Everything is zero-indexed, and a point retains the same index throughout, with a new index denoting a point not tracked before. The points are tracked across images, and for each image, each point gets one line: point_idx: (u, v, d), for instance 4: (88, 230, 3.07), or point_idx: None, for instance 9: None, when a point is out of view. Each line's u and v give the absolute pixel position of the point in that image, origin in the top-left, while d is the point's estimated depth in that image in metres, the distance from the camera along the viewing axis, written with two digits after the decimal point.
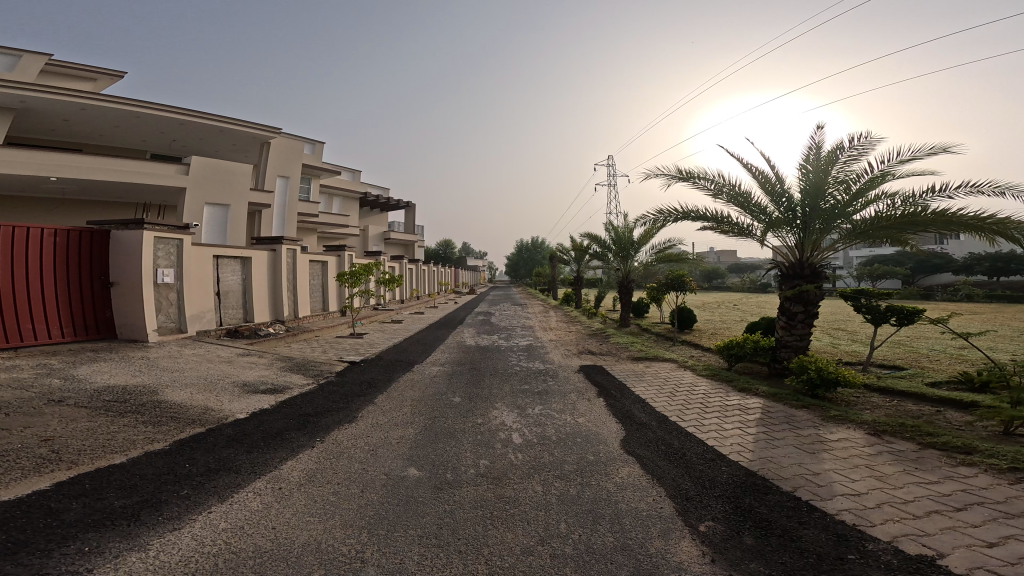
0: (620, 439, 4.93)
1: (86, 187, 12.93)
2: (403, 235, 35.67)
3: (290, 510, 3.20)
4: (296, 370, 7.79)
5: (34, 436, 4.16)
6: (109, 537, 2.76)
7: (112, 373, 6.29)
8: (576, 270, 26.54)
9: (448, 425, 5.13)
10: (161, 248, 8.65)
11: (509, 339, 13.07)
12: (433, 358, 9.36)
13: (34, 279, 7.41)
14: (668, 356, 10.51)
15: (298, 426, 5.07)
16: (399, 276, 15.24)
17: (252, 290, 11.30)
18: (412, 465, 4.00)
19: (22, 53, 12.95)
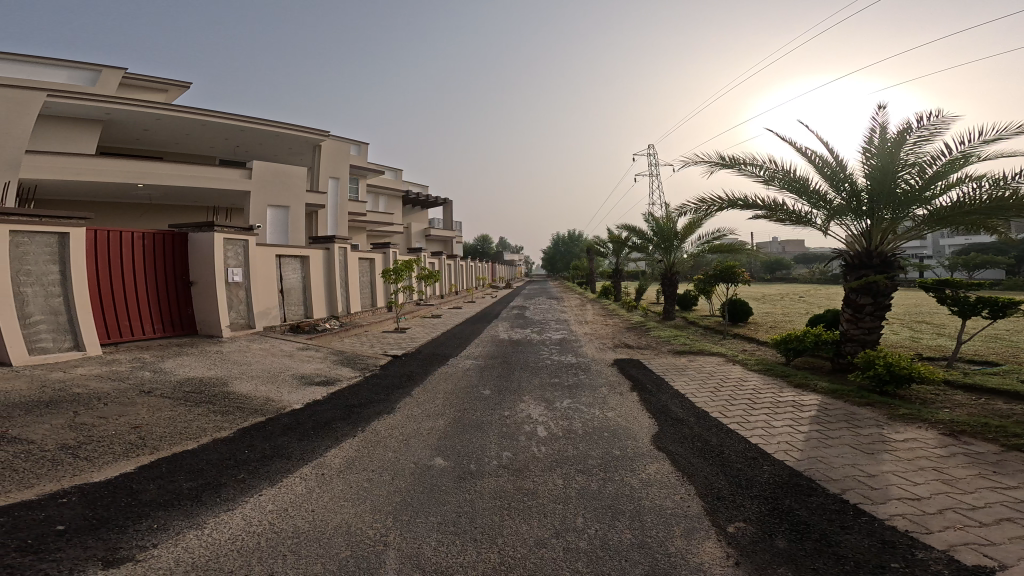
0: (651, 435, 4.76)
1: (166, 193, 14.21)
2: (442, 232, 36.51)
3: (328, 495, 3.36)
4: (345, 363, 8.19)
5: (125, 423, 4.64)
6: (175, 516, 3.02)
7: (188, 366, 6.87)
8: (615, 263, 25.88)
9: (476, 417, 5.18)
10: (230, 248, 9.35)
11: (544, 333, 13.00)
12: (468, 352, 9.51)
13: (129, 279, 8.25)
14: (715, 350, 10.02)
15: (343, 416, 5.32)
16: (437, 272, 15.47)
17: (310, 288, 11.93)
18: (439, 455, 4.07)
19: (102, 69, 14.33)
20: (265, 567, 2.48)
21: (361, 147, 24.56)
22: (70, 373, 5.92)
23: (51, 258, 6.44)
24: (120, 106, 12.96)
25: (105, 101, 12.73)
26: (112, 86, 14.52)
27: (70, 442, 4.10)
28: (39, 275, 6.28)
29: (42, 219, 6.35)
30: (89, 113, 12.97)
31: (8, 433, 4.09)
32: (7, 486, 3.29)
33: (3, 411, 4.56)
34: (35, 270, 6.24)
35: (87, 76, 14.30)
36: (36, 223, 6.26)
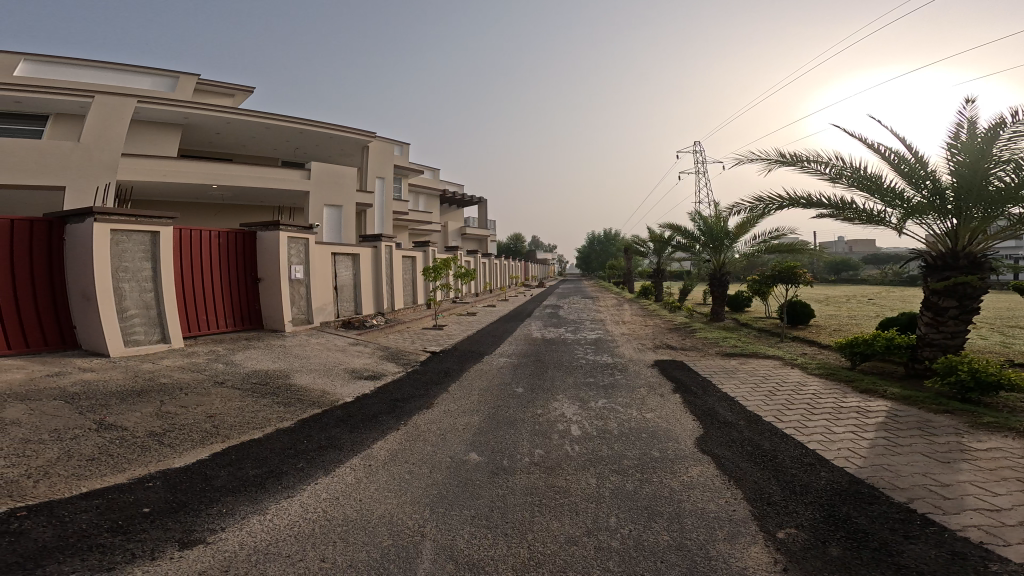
0: (695, 437, 4.58)
1: (236, 194, 15.26)
2: (477, 230, 37.07)
3: (375, 485, 3.49)
4: (389, 358, 8.46)
5: (202, 413, 5.01)
6: (242, 502, 3.24)
7: (254, 359, 7.29)
8: (656, 262, 25.11)
9: (509, 414, 5.20)
10: (293, 246, 9.91)
11: (580, 333, 12.84)
12: (502, 350, 9.55)
13: (207, 274, 8.78)
14: (770, 353, 9.46)
15: (388, 409, 5.48)
16: (473, 270, 15.51)
17: (360, 285, 12.40)
18: (473, 450, 4.11)
19: (178, 75, 15.50)
20: (317, 553, 2.60)
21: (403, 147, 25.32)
22: (158, 364, 6.37)
23: (145, 256, 6.94)
24: (196, 110, 14.07)
25: (184, 106, 13.88)
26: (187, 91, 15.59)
27: (156, 429, 4.46)
28: (134, 272, 6.75)
29: (135, 219, 6.80)
30: (171, 117, 14.18)
31: (105, 420, 4.47)
32: (105, 469, 3.63)
33: (101, 398, 4.97)
34: (132, 267, 6.74)
35: (168, 83, 15.59)
36: (132, 222, 6.76)
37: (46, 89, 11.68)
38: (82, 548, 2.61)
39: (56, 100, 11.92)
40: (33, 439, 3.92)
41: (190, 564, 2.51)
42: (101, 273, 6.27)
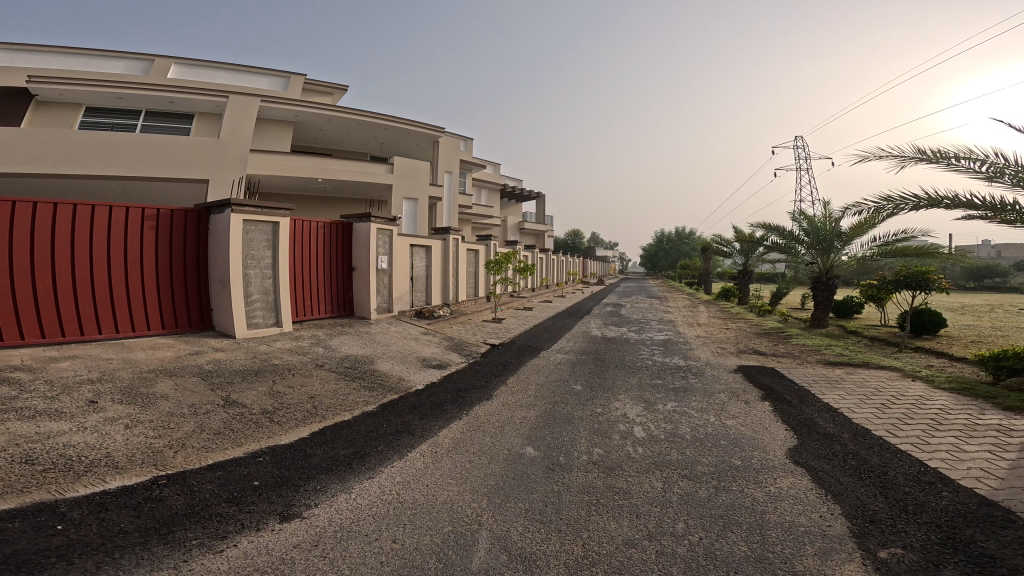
0: (786, 447, 4.10)
1: (338, 188, 15.73)
2: (535, 226, 37.18)
3: (440, 471, 3.57)
4: (454, 348, 8.59)
5: (305, 393, 5.44)
6: (333, 480, 3.48)
7: (347, 344, 7.54)
8: (742, 264, 22.82)
9: (566, 411, 5.05)
10: (381, 239, 9.81)
11: (644, 333, 12.21)
12: (559, 346, 9.40)
13: (314, 259, 8.85)
14: (885, 364, 8.23)
15: (452, 398, 5.55)
16: (532, 266, 15.41)
17: (431, 276, 12.18)
18: (530, 444, 4.02)
19: (289, 76, 16.52)
20: (390, 534, 2.71)
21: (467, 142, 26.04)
22: (272, 346, 6.86)
23: (268, 245, 7.41)
24: (305, 108, 14.85)
25: (296, 103, 14.68)
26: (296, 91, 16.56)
27: (268, 408, 4.94)
28: (258, 259, 7.24)
29: (260, 210, 7.25)
30: (284, 115, 15.08)
31: (231, 396, 5.03)
32: (227, 443, 4.11)
33: (228, 375, 5.56)
34: (257, 255, 7.24)
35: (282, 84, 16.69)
36: (257, 214, 7.21)
37: (196, 93, 13.30)
38: (203, 516, 2.93)
39: (199, 100, 13.46)
40: (176, 412, 4.51)
41: (289, 537, 2.73)
42: (235, 261, 6.85)
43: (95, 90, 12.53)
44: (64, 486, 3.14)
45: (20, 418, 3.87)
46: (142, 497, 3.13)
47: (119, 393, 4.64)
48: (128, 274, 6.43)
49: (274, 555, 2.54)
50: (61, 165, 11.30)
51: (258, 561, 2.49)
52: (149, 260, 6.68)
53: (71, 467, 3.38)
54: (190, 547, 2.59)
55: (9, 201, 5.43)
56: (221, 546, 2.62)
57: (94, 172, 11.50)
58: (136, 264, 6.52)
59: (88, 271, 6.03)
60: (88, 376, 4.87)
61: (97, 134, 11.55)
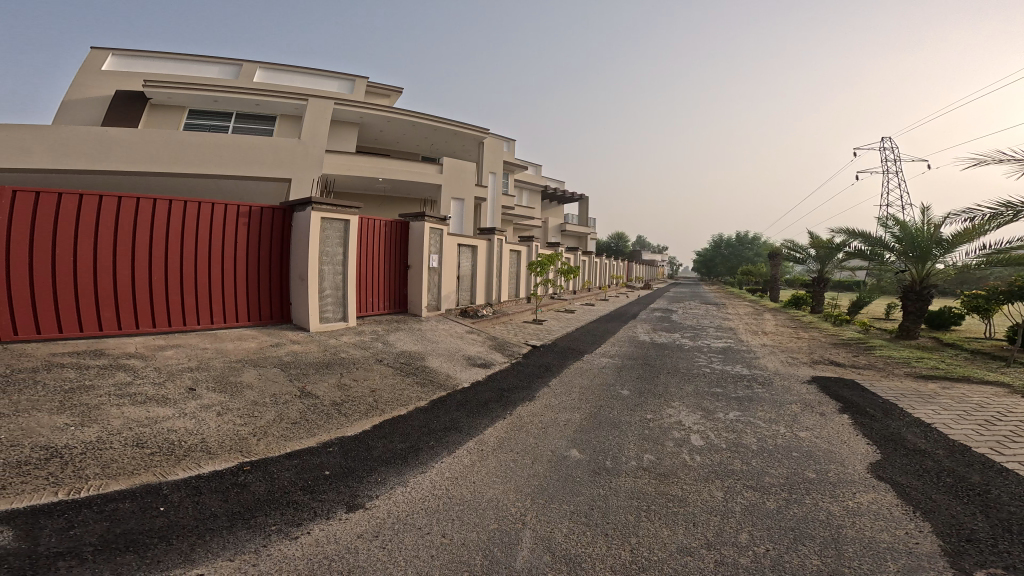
0: (868, 462, 3.66)
1: (394, 187, 15.98)
2: (577, 228, 36.74)
3: (485, 470, 3.54)
4: (497, 348, 8.58)
5: (367, 387, 5.63)
6: (390, 472, 3.57)
7: (402, 340, 7.67)
8: (817, 270, 20.81)
9: (613, 415, 4.84)
10: (433, 237, 9.82)
11: (699, 340, 11.54)
12: (605, 350, 9.11)
13: (377, 254, 8.89)
14: (991, 379, 7.16)
15: (496, 398, 5.53)
16: (576, 267, 15.07)
17: (477, 275, 12.04)
18: (574, 447, 3.88)
19: (356, 78, 16.49)
20: (440, 528, 2.72)
21: (511, 143, 26.16)
22: (340, 339, 7.05)
23: (341, 243, 7.53)
24: (369, 110, 15.14)
25: (360, 105, 14.98)
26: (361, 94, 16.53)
27: (337, 400, 5.17)
28: (332, 257, 7.38)
29: (336, 207, 7.35)
30: (348, 117, 15.47)
31: (306, 387, 5.34)
32: (301, 433, 4.36)
33: (304, 367, 5.88)
34: (331, 253, 7.37)
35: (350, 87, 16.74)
36: (334, 210, 7.32)
37: (279, 96, 13.82)
38: (280, 503, 3.12)
39: (279, 102, 13.97)
40: (259, 401, 4.87)
41: (352, 527, 2.82)
42: (313, 255, 7.00)
43: (197, 94, 13.44)
44: (167, 470, 3.48)
45: (133, 403, 4.34)
46: (230, 481, 3.39)
47: (212, 381, 5.09)
48: (224, 269, 6.83)
49: (337, 544, 2.64)
50: (168, 165, 11.81)
51: (328, 549, 2.60)
52: (241, 254, 7.04)
53: (173, 452, 3.75)
54: (269, 533, 2.76)
55: (133, 197, 5.93)
56: (297, 533, 2.77)
57: (197, 172, 11.97)
58: (231, 260, 6.92)
59: (191, 264, 6.45)
60: (187, 364, 5.34)
61: (204, 137, 12.03)
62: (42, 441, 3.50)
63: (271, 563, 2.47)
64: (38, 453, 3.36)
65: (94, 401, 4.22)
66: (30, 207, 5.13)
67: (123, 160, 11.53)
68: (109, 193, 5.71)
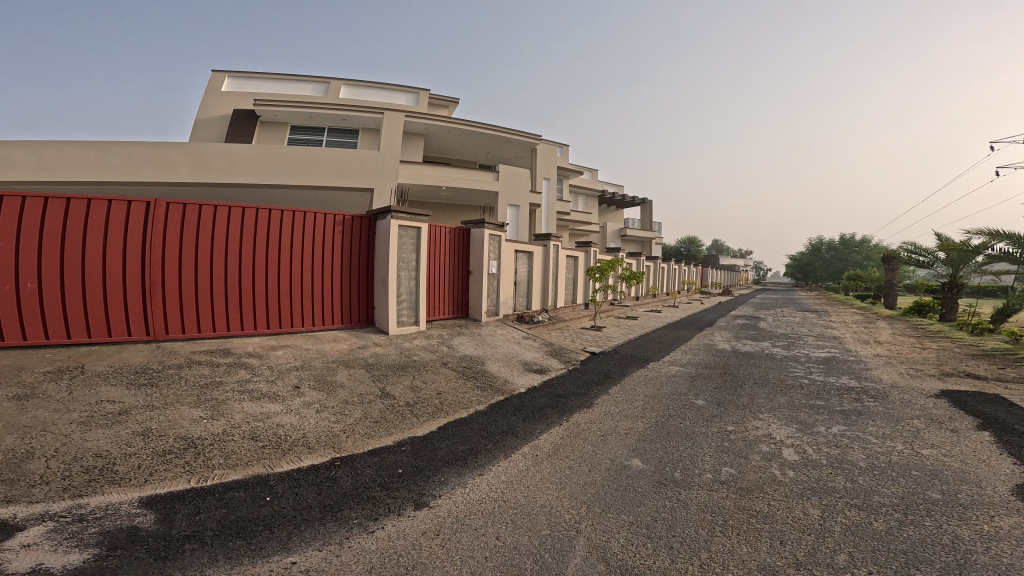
0: (1017, 484, 2.96)
1: (456, 195, 16.43)
2: (640, 232, 35.21)
3: (538, 475, 3.42)
4: (554, 354, 8.40)
5: (434, 389, 5.82)
6: (451, 473, 3.61)
7: (464, 344, 7.87)
8: (949, 274, 17.43)
9: (684, 425, 4.44)
10: (493, 243, 9.99)
11: (793, 349, 10.20)
12: (675, 358, 8.46)
13: (441, 258, 9.14)
14: None
15: (552, 403, 5.39)
16: (640, 274, 14.33)
17: (533, 282, 11.96)
18: (636, 456, 3.62)
19: (420, 91, 17.81)
20: (494, 531, 2.66)
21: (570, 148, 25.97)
22: (412, 343, 7.42)
23: (414, 249, 7.95)
24: (433, 120, 15.63)
25: (425, 116, 15.45)
26: (425, 105, 17.79)
27: (410, 400, 5.43)
28: (408, 264, 7.82)
29: (411, 216, 7.81)
30: (414, 127, 16.03)
31: (386, 388, 5.67)
32: (380, 432, 4.61)
33: (385, 368, 6.28)
34: (406, 260, 7.81)
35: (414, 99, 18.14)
36: (409, 219, 7.77)
37: (365, 111, 14.48)
38: (360, 499, 3.30)
39: (363, 116, 14.66)
40: (350, 400, 5.27)
41: (417, 524, 2.88)
42: (392, 262, 7.48)
43: (297, 111, 14.35)
44: (275, 463, 3.89)
45: (251, 399, 4.95)
46: (324, 475, 3.69)
47: (313, 380, 5.65)
48: (324, 275, 7.47)
49: (404, 540, 2.71)
50: (271, 178, 11.93)
51: (397, 544, 2.68)
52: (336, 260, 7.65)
53: (281, 446, 4.19)
54: (352, 526, 2.93)
55: (253, 208, 6.77)
56: (373, 528, 2.90)
57: (297, 184, 12.03)
58: (331, 266, 7.54)
59: (298, 270, 7.16)
60: (293, 363, 5.97)
61: (307, 149, 12.04)
62: (183, 433, 4.14)
63: (351, 555, 2.62)
64: (179, 443, 3.97)
65: (221, 396, 4.89)
66: (178, 219, 6.10)
67: (238, 173, 11.61)
68: (235, 205, 6.55)
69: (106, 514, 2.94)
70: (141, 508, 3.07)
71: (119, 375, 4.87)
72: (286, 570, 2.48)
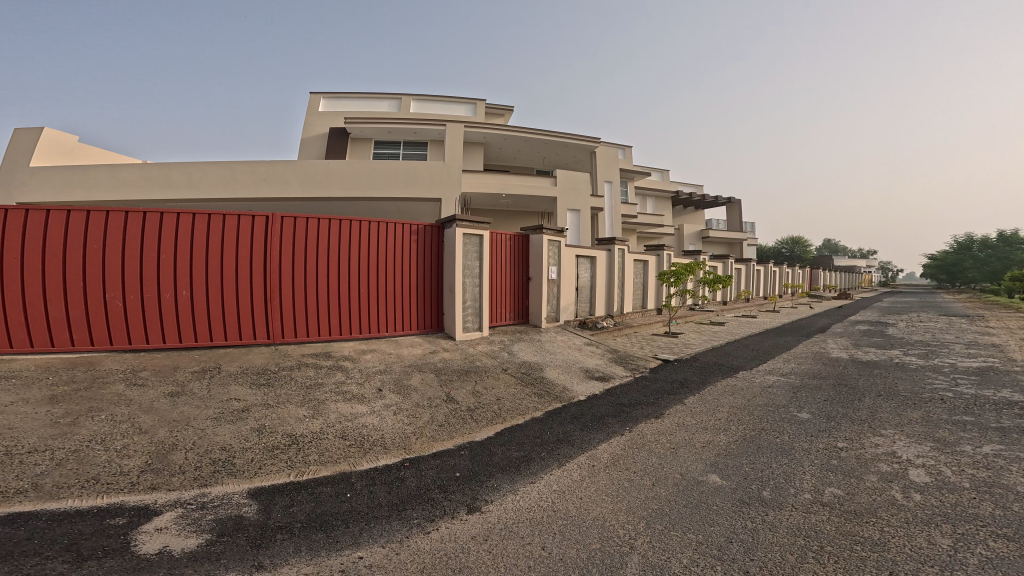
0: None
1: (514, 202, 16.49)
2: (727, 236, 32.00)
3: (593, 487, 3.13)
4: (620, 361, 7.87)
5: (493, 395, 5.77)
6: (504, 479, 3.48)
7: (524, 350, 7.75)
8: None
9: (779, 440, 3.78)
10: (552, 248, 9.79)
11: (929, 357, 8.34)
12: (768, 367, 7.39)
13: (500, 265, 9.17)
14: None
15: (615, 412, 5.00)
16: (725, 276, 12.99)
17: (597, 287, 11.40)
18: (714, 472, 3.14)
19: (477, 101, 18.58)
20: (540, 540, 2.47)
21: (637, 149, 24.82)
22: (474, 348, 7.52)
23: (476, 256, 8.13)
24: (491, 130, 15.97)
25: (483, 126, 15.81)
26: (482, 115, 18.60)
27: (471, 405, 5.44)
28: (470, 271, 8.02)
29: (474, 224, 8.02)
30: (472, 137, 16.50)
31: (450, 393, 5.75)
32: (446, 435, 4.67)
33: (450, 373, 6.41)
34: (469, 267, 8.01)
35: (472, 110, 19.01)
36: (472, 228, 7.99)
37: (433, 124, 15.41)
38: (421, 499, 3.31)
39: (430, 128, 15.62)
40: (420, 404, 5.44)
41: (466, 528, 2.80)
42: (457, 270, 7.73)
43: (376, 128, 15.74)
44: (356, 461, 4.12)
45: (344, 400, 5.38)
46: (393, 475, 3.81)
47: (392, 383, 5.95)
48: (409, 284, 7.96)
49: (455, 543, 2.64)
50: (364, 190, 13.04)
51: (448, 546, 2.62)
52: (419, 267, 8.08)
53: (363, 445, 4.43)
54: (412, 525, 2.95)
55: (347, 220, 7.34)
56: (428, 528, 2.88)
57: (386, 195, 13.07)
58: (414, 275, 8.02)
59: (387, 280, 7.70)
60: (376, 367, 6.37)
61: (398, 164, 13.17)
62: (289, 430, 4.61)
63: (408, 553, 2.62)
64: (284, 439, 4.42)
65: (322, 396, 5.40)
66: (287, 233, 6.85)
67: (337, 186, 12.90)
68: (336, 218, 7.22)
69: (223, 503, 3.33)
70: (248, 498, 3.43)
71: (245, 375, 5.64)
72: (353, 564, 2.57)
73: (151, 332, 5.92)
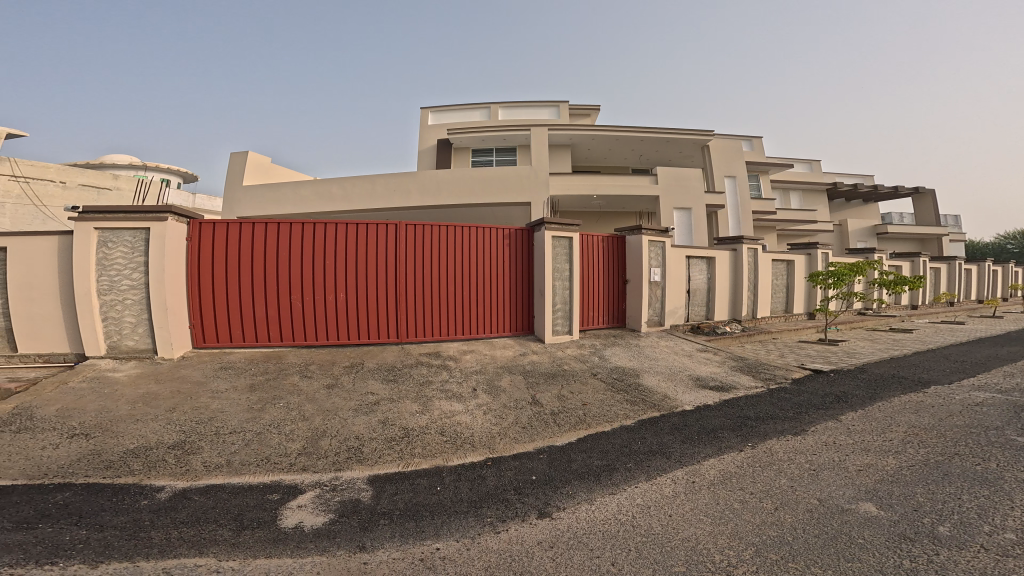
0: None
1: (608, 203, 15.86)
2: (908, 229, 25.35)
3: (690, 505, 2.64)
4: (746, 370, 6.66)
5: (580, 399, 5.44)
6: (582, 487, 3.19)
7: (619, 355, 7.19)
8: None
9: (982, 468, 2.69)
10: (653, 250, 9.01)
11: None
12: (977, 383, 5.39)
13: (593, 266, 8.80)
14: None
15: (732, 425, 4.22)
16: (915, 280, 10.12)
17: (716, 289, 10.07)
18: (868, 500, 2.37)
19: (559, 103, 18.91)
20: (613, 554, 2.17)
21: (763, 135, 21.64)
22: (563, 351, 7.31)
23: (566, 258, 8.00)
24: (579, 130, 15.83)
25: (570, 128, 15.76)
26: (567, 117, 18.84)
27: (555, 408, 5.22)
28: (560, 273, 7.93)
29: (564, 226, 7.94)
30: (559, 139, 16.54)
31: (536, 396, 5.63)
32: (536, 437, 4.53)
33: (537, 376, 6.28)
34: (559, 270, 7.92)
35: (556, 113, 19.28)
36: (561, 230, 7.91)
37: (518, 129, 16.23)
38: (498, 498, 3.23)
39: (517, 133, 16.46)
40: (509, 405, 5.43)
41: (535, 532, 2.61)
42: (548, 274, 7.70)
43: (473, 138, 16.90)
44: (450, 456, 4.25)
45: (446, 397, 5.68)
46: (482, 472, 3.81)
47: (485, 385, 6.06)
48: (509, 287, 8.23)
49: (521, 545, 2.48)
50: (473, 195, 14.13)
51: (516, 549, 2.47)
52: (518, 271, 8.29)
53: (457, 442, 4.57)
54: (489, 522, 2.88)
55: (455, 228, 7.89)
56: (500, 528, 2.78)
57: (493, 199, 14.03)
58: (515, 278, 8.27)
59: (490, 284, 8.07)
60: (474, 368, 6.60)
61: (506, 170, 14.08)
62: (404, 424, 5.00)
63: (477, 550, 2.56)
64: (399, 432, 4.82)
65: (430, 393, 5.79)
66: (407, 243, 7.60)
67: (450, 193, 14.25)
68: (446, 228, 7.82)
69: (347, 487, 3.72)
70: (365, 484, 3.78)
71: (379, 372, 6.35)
72: (430, 552, 2.60)
73: (306, 332, 7.14)
